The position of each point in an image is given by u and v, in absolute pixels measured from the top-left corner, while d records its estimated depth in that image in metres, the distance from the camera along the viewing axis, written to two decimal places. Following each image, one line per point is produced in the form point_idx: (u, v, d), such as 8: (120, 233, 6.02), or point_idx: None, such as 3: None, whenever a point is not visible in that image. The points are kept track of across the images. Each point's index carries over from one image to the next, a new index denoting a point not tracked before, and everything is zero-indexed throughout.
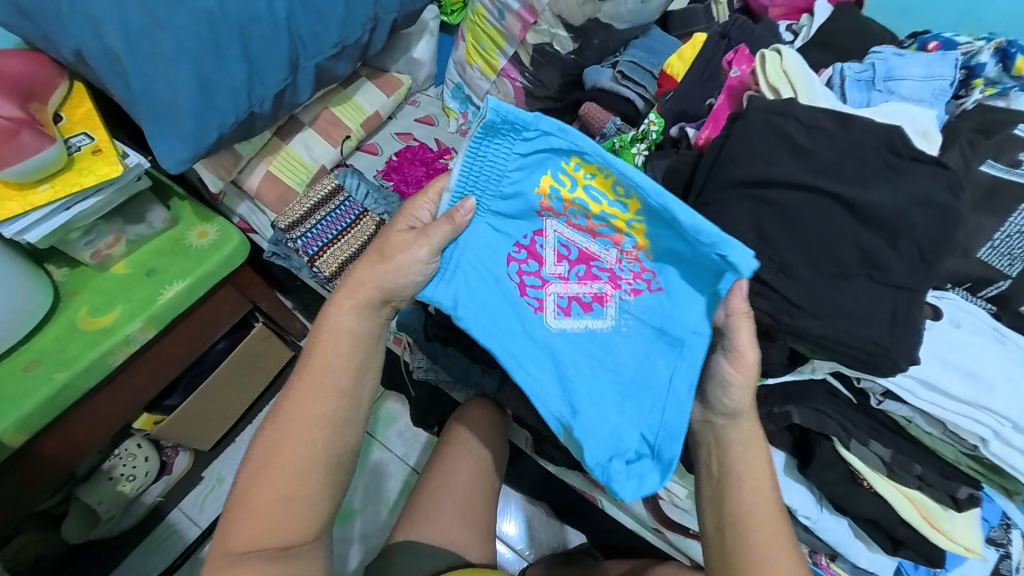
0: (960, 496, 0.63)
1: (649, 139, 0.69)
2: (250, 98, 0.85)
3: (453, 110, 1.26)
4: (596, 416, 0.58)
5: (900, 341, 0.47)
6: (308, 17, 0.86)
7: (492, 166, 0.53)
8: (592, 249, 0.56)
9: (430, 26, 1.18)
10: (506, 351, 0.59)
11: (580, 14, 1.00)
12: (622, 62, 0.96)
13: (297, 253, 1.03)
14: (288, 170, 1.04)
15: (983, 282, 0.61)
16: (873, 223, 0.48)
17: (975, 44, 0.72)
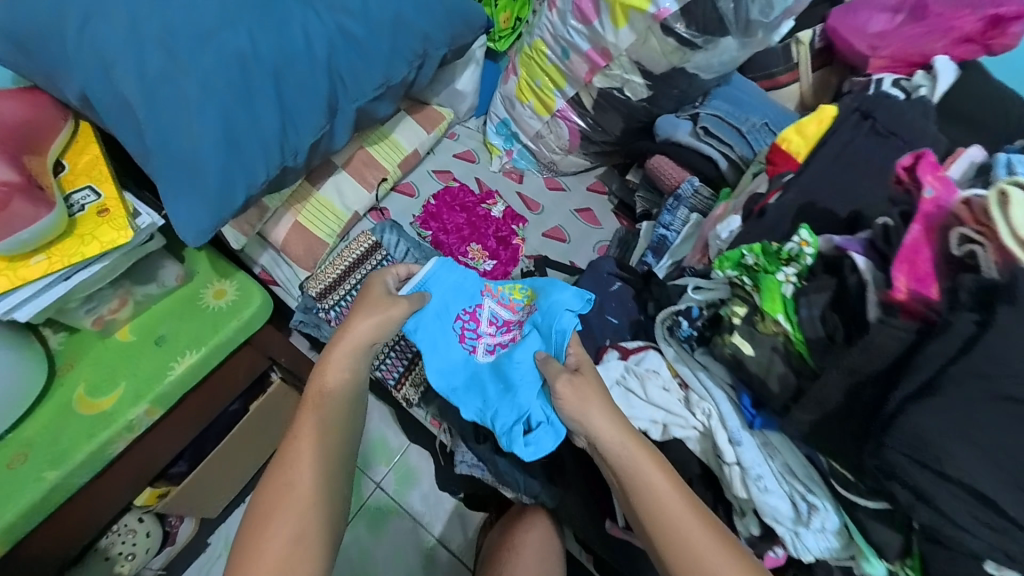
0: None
1: (802, 262, 0.55)
2: (283, 151, 0.72)
3: (496, 146, 1.11)
4: (507, 410, 0.70)
5: None
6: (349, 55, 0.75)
7: (452, 266, 0.79)
8: (512, 318, 0.78)
9: (476, 55, 1.05)
10: (443, 375, 0.75)
11: (665, 63, 0.85)
12: (704, 117, 0.89)
13: (329, 322, 0.90)
14: (317, 218, 0.90)
15: None
16: None
17: None
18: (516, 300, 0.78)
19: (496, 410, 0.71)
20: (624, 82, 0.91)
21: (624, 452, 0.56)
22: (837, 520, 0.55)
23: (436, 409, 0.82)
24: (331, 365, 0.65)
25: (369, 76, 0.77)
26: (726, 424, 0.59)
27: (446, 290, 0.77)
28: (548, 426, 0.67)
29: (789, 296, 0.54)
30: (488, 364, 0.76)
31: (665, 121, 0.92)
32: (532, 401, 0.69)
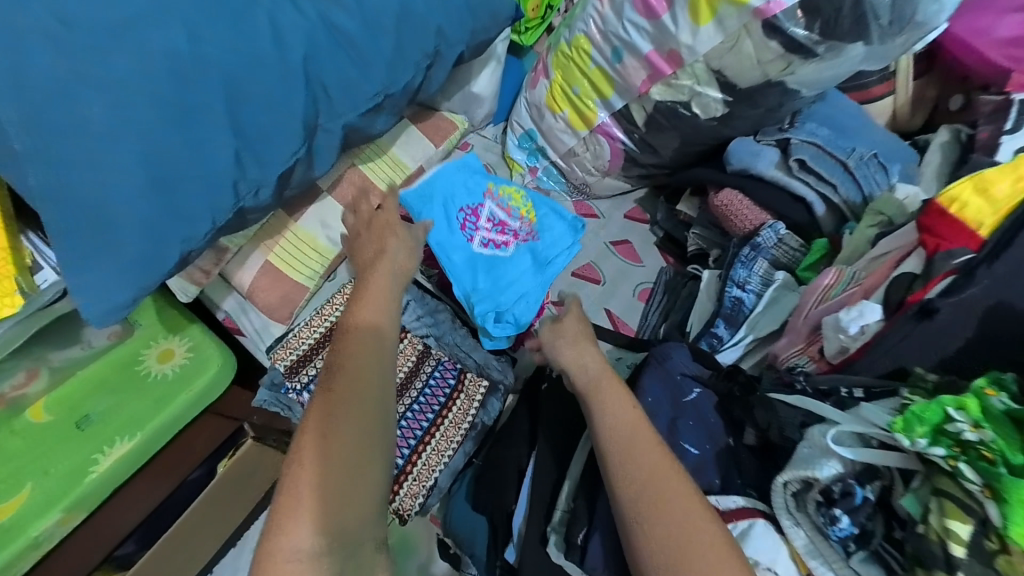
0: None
1: None
2: (239, 187, 0.53)
3: (517, 162, 0.89)
4: (505, 274, 0.74)
5: None
6: (336, 55, 0.55)
7: (458, 170, 0.77)
8: (509, 223, 0.77)
9: (498, 50, 0.82)
10: (439, 255, 0.72)
11: (758, 74, 0.66)
12: (795, 147, 0.69)
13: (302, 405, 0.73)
14: (296, 258, 0.71)
15: None
16: None
17: None
18: (516, 206, 0.78)
19: (480, 294, 0.72)
20: (694, 96, 0.70)
21: (624, 433, 0.46)
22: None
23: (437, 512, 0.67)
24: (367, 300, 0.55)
25: (362, 85, 0.58)
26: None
27: (453, 174, 0.76)
28: (519, 317, 0.73)
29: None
30: (480, 256, 0.74)
31: (741, 147, 0.71)
32: (513, 296, 0.73)
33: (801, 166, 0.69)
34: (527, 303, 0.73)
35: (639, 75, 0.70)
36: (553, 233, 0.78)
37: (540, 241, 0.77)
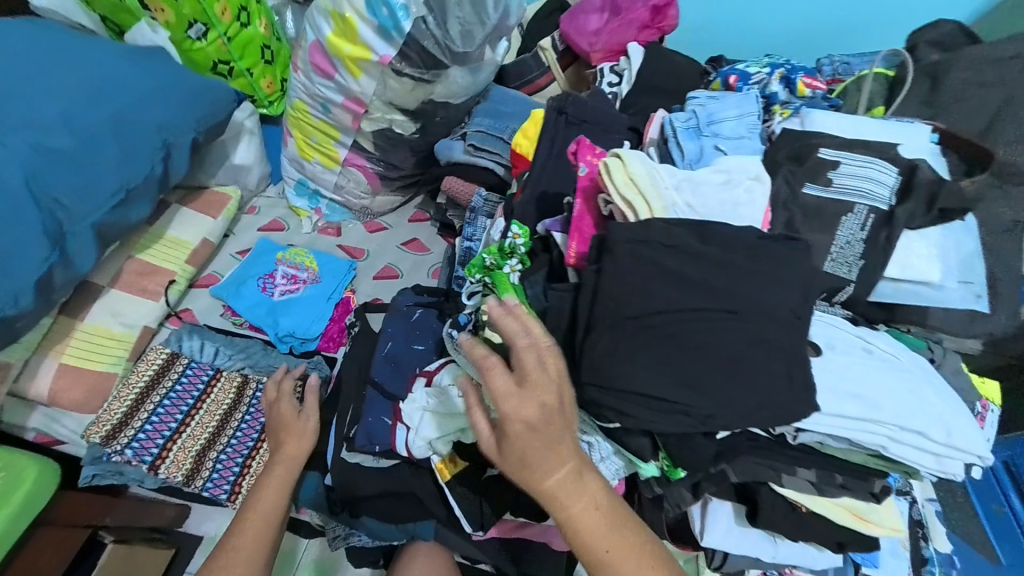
0: (877, 489, 0.59)
1: (518, 251, 0.71)
2: (4, 292, 0.73)
3: (303, 209, 1.13)
4: (299, 309, 1.01)
5: (800, 398, 0.50)
6: (66, 175, 0.80)
7: (252, 258, 1.06)
8: (298, 275, 1.05)
9: (246, 125, 1.08)
10: (241, 309, 1.00)
11: (412, 99, 0.96)
12: (470, 135, 0.99)
13: (130, 463, 0.86)
14: (92, 354, 0.88)
15: (833, 292, 0.65)
16: (721, 299, 0.51)
17: (763, 74, 0.94)
18: (302, 262, 1.06)
19: (277, 325, 0.99)
20: (390, 121, 0.98)
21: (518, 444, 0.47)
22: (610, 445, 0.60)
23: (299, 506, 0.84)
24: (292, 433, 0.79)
25: (96, 191, 0.82)
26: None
27: (252, 262, 1.06)
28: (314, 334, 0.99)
29: (514, 281, 0.67)
30: (279, 305, 1.02)
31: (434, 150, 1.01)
32: (307, 319, 1.00)
33: (474, 148, 0.98)
34: (318, 323, 1.00)
35: (346, 117, 0.97)
36: (330, 267, 1.06)
37: (321, 280, 1.04)
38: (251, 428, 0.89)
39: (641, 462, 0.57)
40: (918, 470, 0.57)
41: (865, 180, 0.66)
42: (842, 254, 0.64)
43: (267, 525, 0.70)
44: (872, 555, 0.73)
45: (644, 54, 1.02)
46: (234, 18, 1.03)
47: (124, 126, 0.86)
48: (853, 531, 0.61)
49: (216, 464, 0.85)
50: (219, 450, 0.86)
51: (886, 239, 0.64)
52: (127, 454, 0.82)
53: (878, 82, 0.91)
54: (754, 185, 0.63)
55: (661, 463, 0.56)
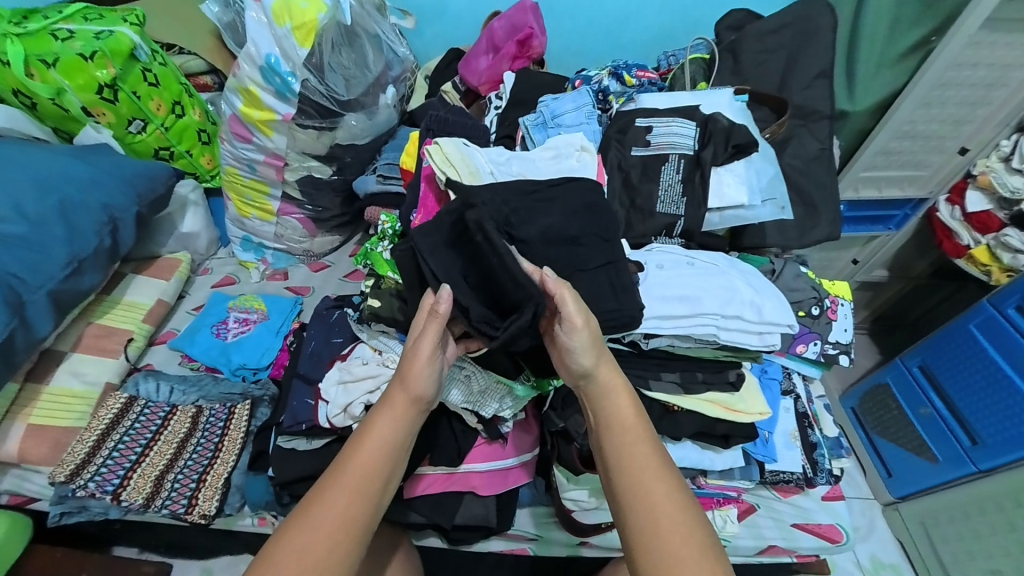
0: (733, 378, 0.76)
1: (388, 234, 0.78)
2: (72, 246, 1.00)
3: (251, 261, 1.41)
4: (252, 341, 1.21)
5: (644, 183, 0.87)
6: (19, 257, 0.94)
7: (203, 318, 1.25)
8: (228, 317, 1.26)
9: (190, 198, 1.33)
10: (191, 349, 1.19)
11: (320, 145, 1.20)
12: (380, 168, 1.21)
13: (95, 498, 0.87)
14: (120, 317, 1.14)
15: (669, 228, 0.87)
16: (637, 192, 0.88)
17: (598, 75, 1.15)
18: (251, 306, 1.28)
19: (231, 359, 1.18)
20: (307, 169, 1.24)
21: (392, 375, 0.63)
22: (490, 375, 0.71)
23: (246, 508, 0.89)
24: (415, 375, 0.60)
25: (52, 247, 0.98)
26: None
27: (204, 315, 1.26)
28: (258, 364, 1.18)
29: (387, 257, 0.73)
30: (230, 346, 1.21)
31: (359, 181, 1.23)
32: (258, 348, 1.20)
33: (385, 177, 1.20)
34: (264, 360, 1.18)
35: (270, 171, 1.24)
36: (276, 315, 1.27)
37: (269, 318, 1.26)
38: (201, 456, 0.91)
39: (515, 384, 0.71)
40: (757, 352, 0.74)
41: (671, 137, 0.89)
42: (667, 196, 0.86)
43: (374, 473, 0.57)
44: (765, 443, 0.85)
45: (517, 77, 1.25)
46: (168, 112, 1.26)
47: (60, 175, 1.03)
48: (733, 423, 0.76)
49: (176, 481, 0.88)
50: (173, 477, 0.88)
51: (701, 180, 0.86)
52: (90, 488, 0.85)
53: (696, 65, 1.12)
54: (738, 115, 0.93)
55: (529, 382, 0.71)
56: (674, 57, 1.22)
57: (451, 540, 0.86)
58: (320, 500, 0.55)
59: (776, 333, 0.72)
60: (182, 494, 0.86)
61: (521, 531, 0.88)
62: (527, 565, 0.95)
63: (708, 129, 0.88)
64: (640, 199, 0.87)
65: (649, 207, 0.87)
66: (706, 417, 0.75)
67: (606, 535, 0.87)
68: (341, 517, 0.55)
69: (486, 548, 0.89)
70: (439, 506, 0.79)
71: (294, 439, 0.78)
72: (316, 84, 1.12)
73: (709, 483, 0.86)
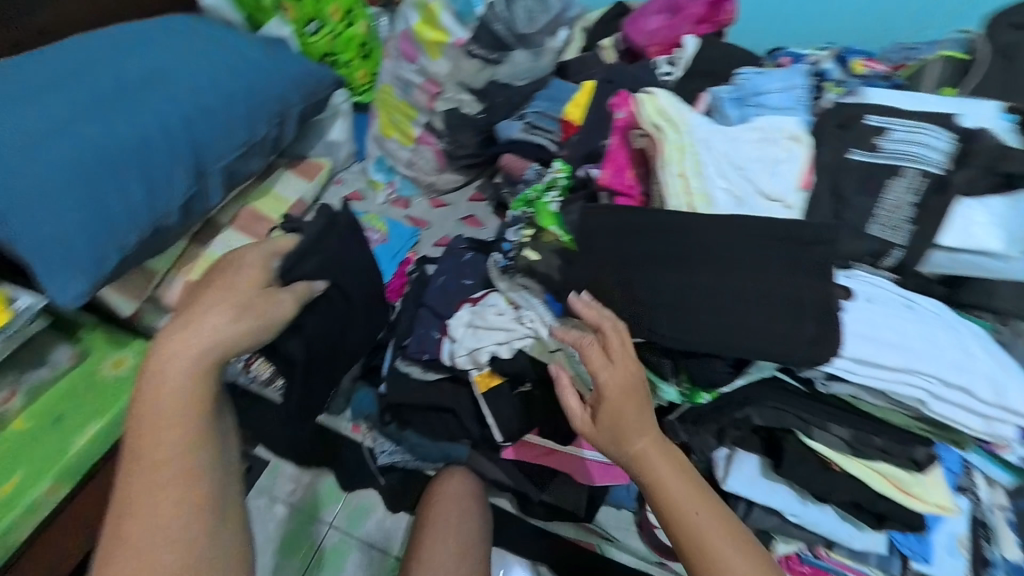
0: (920, 458, 0.61)
1: (560, 184, 0.71)
2: (249, 131, 1.06)
3: (380, 181, 1.45)
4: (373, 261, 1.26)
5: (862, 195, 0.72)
6: (207, 129, 1.00)
7: None
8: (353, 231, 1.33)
9: (341, 108, 1.40)
10: None
11: (479, 79, 1.17)
12: (529, 116, 1.19)
13: (229, 363, 0.96)
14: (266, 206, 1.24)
15: (880, 257, 0.71)
16: (848, 203, 0.72)
17: (817, 55, 0.97)
18: (377, 225, 1.35)
19: None
20: (459, 101, 1.22)
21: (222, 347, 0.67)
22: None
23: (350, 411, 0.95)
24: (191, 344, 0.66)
25: (233, 127, 1.04)
26: (545, 322, 0.68)
27: None
28: None
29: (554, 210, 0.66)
30: None
31: (504, 126, 1.22)
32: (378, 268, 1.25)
33: (532, 126, 1.19)
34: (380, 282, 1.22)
35: (423, 96, 1.23)
36: (398, 241, 1.32)
37: (389, 241, 1.31)
38: None
39: (662, 383, 0.62)
40: (966, 437, 0.60)
41: (913, 145, 0.71)
42: (887, 218, 0.69)
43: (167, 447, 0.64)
44: (920, 537, 0.69)
45: (700, 45, 1.12)
46: (341, 19, 1.30)
47: (252, 65, 1.09)
48: (897, 505, 0.63)
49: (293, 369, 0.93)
50: (285, 376, 0.92)
51: (942, 209, 0.69)
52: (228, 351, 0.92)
53: (948, 67, 0.90)
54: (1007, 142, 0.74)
55: (680, 388, 0.60)
56: (914, 53, 0.99)
57: (525, 509, 0.85)
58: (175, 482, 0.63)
59: (1009, 424, 0.56)
60: None
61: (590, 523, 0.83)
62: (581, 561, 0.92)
63: (968, 147, 0.70)
64: (848, 213, 0.71)
65: (858, 226, 0.70)
66: (869, 490, 0.63)
67: None
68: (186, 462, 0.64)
69: (555, 531, 0.86)
70: (530, 475, 0.78)
71: (411, 365, 0.80)
72: (499, 11, 1.08)
73: (831, 557, 0.73)
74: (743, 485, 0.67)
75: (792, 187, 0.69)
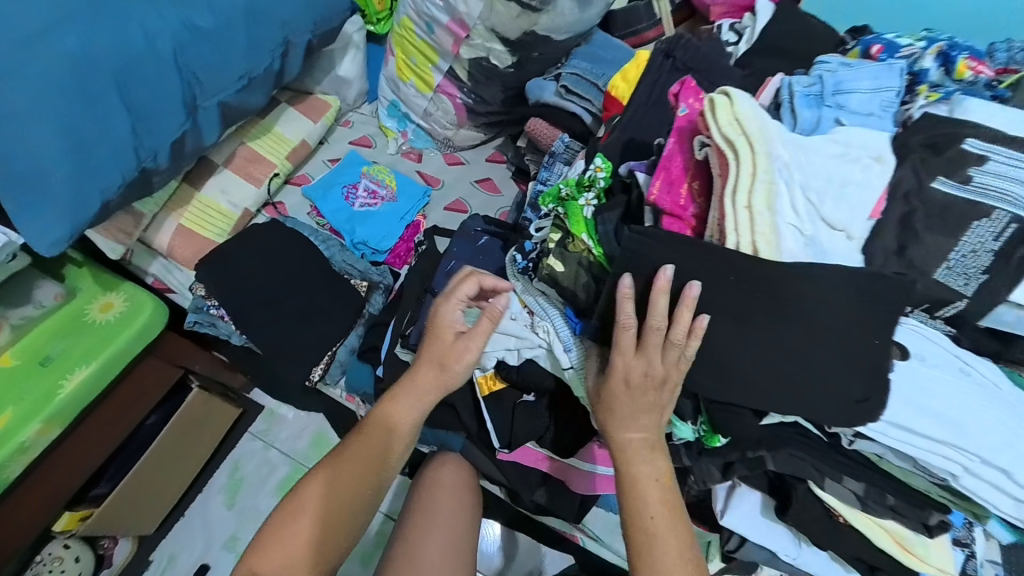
0: (932, 523, 0.58)
1: (596, 187, 0.62)
2: (247, 63, 0.93)
3: (392, 129, 1.32)
4: (381, 221, 1.18)
5: (937, 231, 0.62)
6: (202, 55, 0.87)
7: (331, 180, 1.22)
8: (358, 184, 1.22)
9: (354, 39, 1.24)
10: (324, 206, 1.18)
11: (515, 28, 1.03)
12: (565, 77, 1.05)
13: (224, 319, 0.93)
14: (268, 148, 1.15)
15: (939, 303, 0.63)
16: (921, 238, 0.63)
17: (913, 46, 0.82)
18: (383, 182, 1.24)
19: (362, 229, 1.16)
20: (487, 50, 1.09)
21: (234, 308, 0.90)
22: None
23: (345, 381, 0.91)
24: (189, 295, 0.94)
25: (232, 54, 0.91)
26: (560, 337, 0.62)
27: (337, 173, 1.23)
28: (380, 248, 1.16)
29: (588, 216, 0.59)
30: (357, 215, 1.18)
31: (533, 85, 1.09)
32: (389, 226, 1.17)
33: (567, 90, 1.05)
34: (386, 243, 1.15)
35: (447, 40, 1.11)
36: (407, 199, 1.22)
37: (399, 201, 1.21)
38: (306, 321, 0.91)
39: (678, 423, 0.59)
40: (990, 512, 0.56)
41: (1013, 183, 0.61)
42: (961, 264, 0.62)
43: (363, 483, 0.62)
44: None
45: (773, 14, 0.96)
46: None
47: None
48: (893, 560, 0.61)
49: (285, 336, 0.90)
50: (280, 338, 0.89)
51: (1021, 261, 0.60)
52: (222, 313, 0.93)
53: None
54: None
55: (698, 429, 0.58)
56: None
57: (515, 502, 0.83)
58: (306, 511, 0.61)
59: None
60: (296, 350, 0.89)
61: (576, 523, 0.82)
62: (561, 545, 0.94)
63: None
64: (913, 250, 0.63)
65: (924, 267, 0.63)
66: (869, 544, 0.60)
67: None
68: (335, 524, 0.60)
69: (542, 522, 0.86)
70: (522, 477, 0.76)
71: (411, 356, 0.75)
72: None
73: None
74: (740, 521, 0.65)
75: (861, 214, 0.60)
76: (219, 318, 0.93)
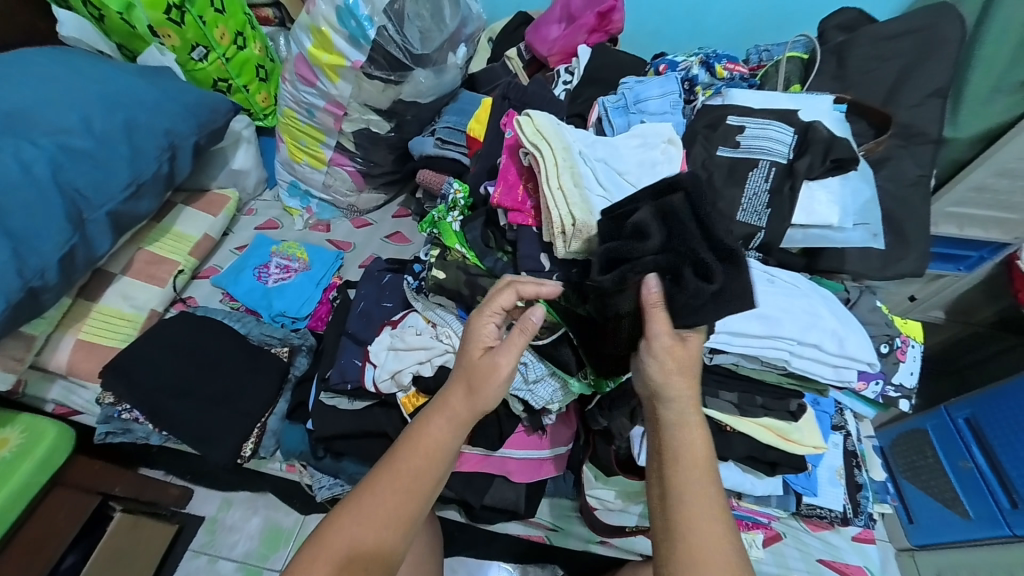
0: (794, 408, 0.71)
1: (460, 206, 0.80)
2: (132, 171, 0.98)
3: (296, 208, 1.40)
4: (296, 292, 1.21)
5: (728, 185, 0.81)
6: (83, 171, 0.93)
7: (239, 264, 1.25)
8: (268, 262, 1.26)
9: (243, 134, 1.32)
10: (236, 289, 1.20)
11: (384, 99, 1.20)
12: (439, 131, 1.18)
13: (140, 420, 0.91)
14: (169, 248, 1.17)
15: (748, 238, 0.80)
16: (718, 193, 0.81)
17: (688, 61, 1.07)
18: (293, 255, 1.29)
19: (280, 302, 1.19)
20: (366, 122, 1.24)
21: (147, 406, 0.88)
22: (544, 367, 0.71)
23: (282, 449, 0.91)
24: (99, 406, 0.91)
25: (115, 165, 0.96)
26: (460, 335, 0.73)
27: (246, 258, 1.27)
28: (301, 316, 1.19)
29: (456, 229, 0.77)
30: (271, 291, 1.22)
31: (415, 143, 1.21)
32: (306, 294, 1.21)
33: (444, 141, 1.18)
34: (304, 310, 1.19)
35: (328, 119, 1.23)
36: (320, 265, 1.27)
37: (311, 268, 1.26)
38: (229, 399, 0.91)
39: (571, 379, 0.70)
40: (826, 385, 0.70)
41: (766, 140, 0.82)
42: (752, 205, 0.79)
43: (404, 500, 0.57)
44: (809, 476, 0.78)
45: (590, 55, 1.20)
46: (230, 42, 1.24)
47: (123, 101, 1.01)
48: (783, 451, 0.71)
49: (209, 418, 0.89)
50: (204, 422, 0.88)
51: (790, 192, 0.79)
52: (136, 415, 0.90)
53: (793, 65, 1.05)
54: (838, 131, 0.88)
55: (587, 380, 0.69)
56: (768, 54, 1.13)
57: (472, 518, 0.85)
58: (336, 530, 0.56)
59: (854, 370, 0.67)
60: (223, 430, 0.88)
61: (532, 519, 0.86)
62: (533, 552, 0.96)
63: (806, 139, 0.81)
64: (720, 203, 0.81)
65: (729, 212, 0.80)
66: (758, 443, 0.70)
67: (628, 539, 0.83)
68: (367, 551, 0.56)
69: (505, 530, 0.88)
70: (469, 484, 0.79)
71: (337, 397, 0.79)
72: (393, 33, 1.11)
73: (742, 505, 0.79)
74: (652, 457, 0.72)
75: None
76: (137, 421, 0.91)
